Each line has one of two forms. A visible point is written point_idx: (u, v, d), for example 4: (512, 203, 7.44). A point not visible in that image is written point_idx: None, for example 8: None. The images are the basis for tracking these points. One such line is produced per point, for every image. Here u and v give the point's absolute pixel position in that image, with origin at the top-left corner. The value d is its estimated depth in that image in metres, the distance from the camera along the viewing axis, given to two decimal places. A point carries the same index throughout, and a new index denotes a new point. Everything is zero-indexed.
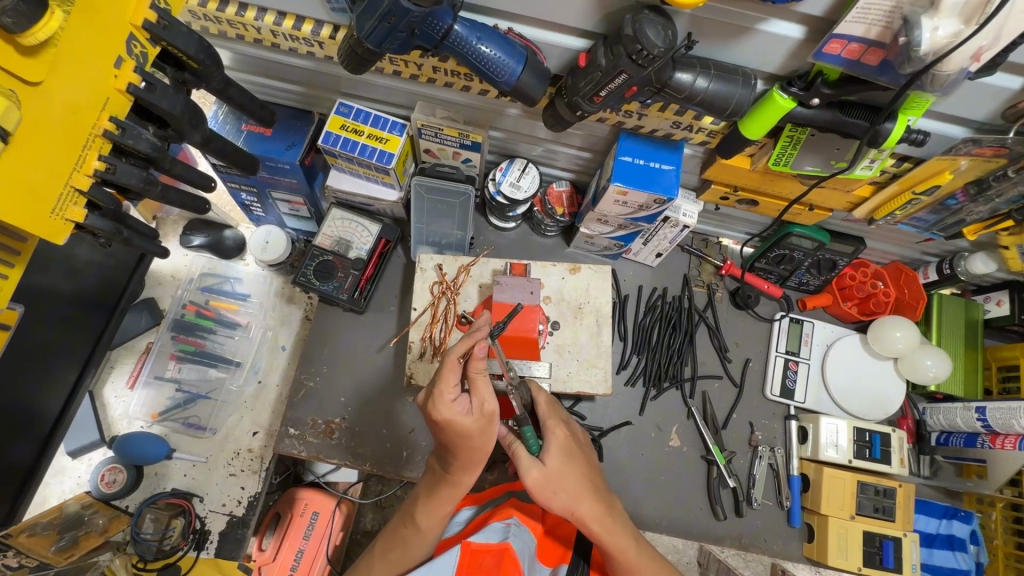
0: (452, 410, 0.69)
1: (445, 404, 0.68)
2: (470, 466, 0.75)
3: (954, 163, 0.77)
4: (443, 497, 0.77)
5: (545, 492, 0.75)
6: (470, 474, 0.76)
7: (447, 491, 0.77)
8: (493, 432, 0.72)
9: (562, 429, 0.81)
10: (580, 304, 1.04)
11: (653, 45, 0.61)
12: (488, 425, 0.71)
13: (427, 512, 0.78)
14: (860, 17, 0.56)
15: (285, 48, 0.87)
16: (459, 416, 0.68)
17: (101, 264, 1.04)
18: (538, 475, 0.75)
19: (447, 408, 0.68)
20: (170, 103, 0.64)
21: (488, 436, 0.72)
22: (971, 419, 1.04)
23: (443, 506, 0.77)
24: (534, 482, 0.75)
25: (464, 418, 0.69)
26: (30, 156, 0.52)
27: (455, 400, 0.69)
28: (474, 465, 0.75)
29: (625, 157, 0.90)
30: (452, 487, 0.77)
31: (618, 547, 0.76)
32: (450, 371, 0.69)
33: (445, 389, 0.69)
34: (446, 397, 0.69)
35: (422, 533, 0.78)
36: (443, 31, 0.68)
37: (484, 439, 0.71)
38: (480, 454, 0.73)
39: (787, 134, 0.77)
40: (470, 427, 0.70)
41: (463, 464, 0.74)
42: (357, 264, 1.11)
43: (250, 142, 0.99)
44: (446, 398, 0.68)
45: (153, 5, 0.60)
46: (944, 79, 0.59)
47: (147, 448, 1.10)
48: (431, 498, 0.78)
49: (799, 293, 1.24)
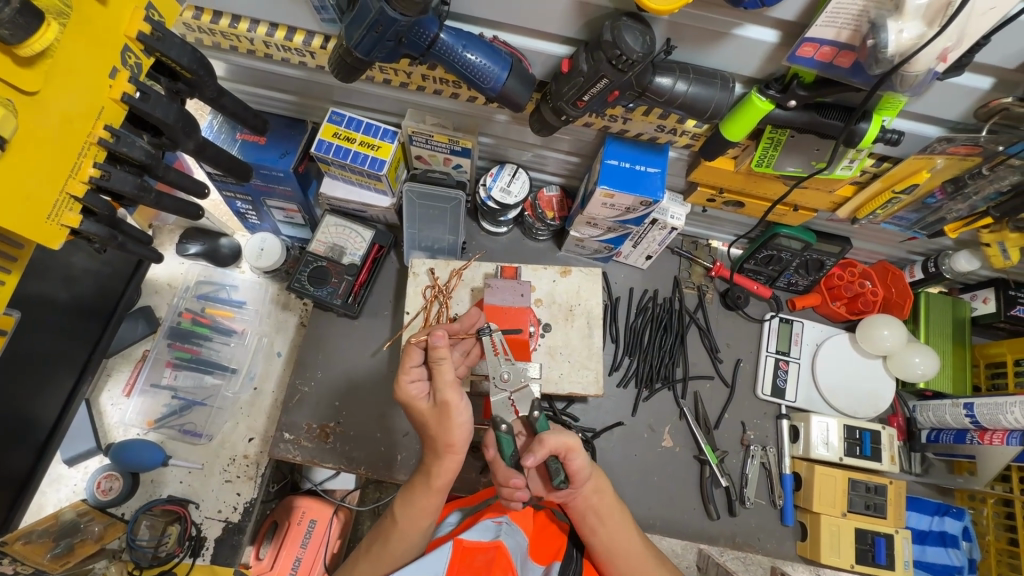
0: (410, 391, 0.79)
1: (406, 384, 0.79)
2: (438, 458, 0.78)
3: (931, 161, 0.79)
4: (417, 489, 0.79)
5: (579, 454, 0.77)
6: (442, 469, 0.78)
7: (423, 485, 0.79)
8: (450, 424, 0.76)
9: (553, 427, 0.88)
10: (571, 306, 1.05)
11: (632, 51, 0.63)
12: (443, 415, 0.77)
13: (405, 506, 0.79)
14: (830, 20, 0.58)
15: (277, 58, 0.89)
16: (412, 397, 0.78)
17: (97, 272, 1.06)
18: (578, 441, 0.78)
19: (405, 389, 0.79)
20: (163, 112, 0.65)
21: (448, 427, 0.77)
22: (959, 416, 1.06)
23: (420, 500, 0.79)
24: (578, 445, 0.77)
25: (419, 401, 0.79)
26: (25, 164, 0.54)
27: (414, 383, 0.79)
28: (439, 457, 0.78)
29: (611, 161, 0.92)
30: (428, 483, 0.79)
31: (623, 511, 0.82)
32: (410, 357, 0.79)
33: (405, 372, 0.79)
34: (406, 378, 0.79)
35: (401, 529, 0.78)
36: (430, 39, 0.70)
37: (440, 426, 0.77)
38: (442, 444, 0.77)
39: (768, 136, 0.79)
40: (426, 411, 0.78)
41: (431, 455, 0.79)
42: (350, 269, 1.12)
43: (244, 151, 1.01)
44: (405, 381, 0.79)
45: (148, 17, 0.62)
46: (912, 80, 0.61)
47: (143, 456, 1.11)
48: (411, 492, 0.80)
49: (789, 294, 1.25)
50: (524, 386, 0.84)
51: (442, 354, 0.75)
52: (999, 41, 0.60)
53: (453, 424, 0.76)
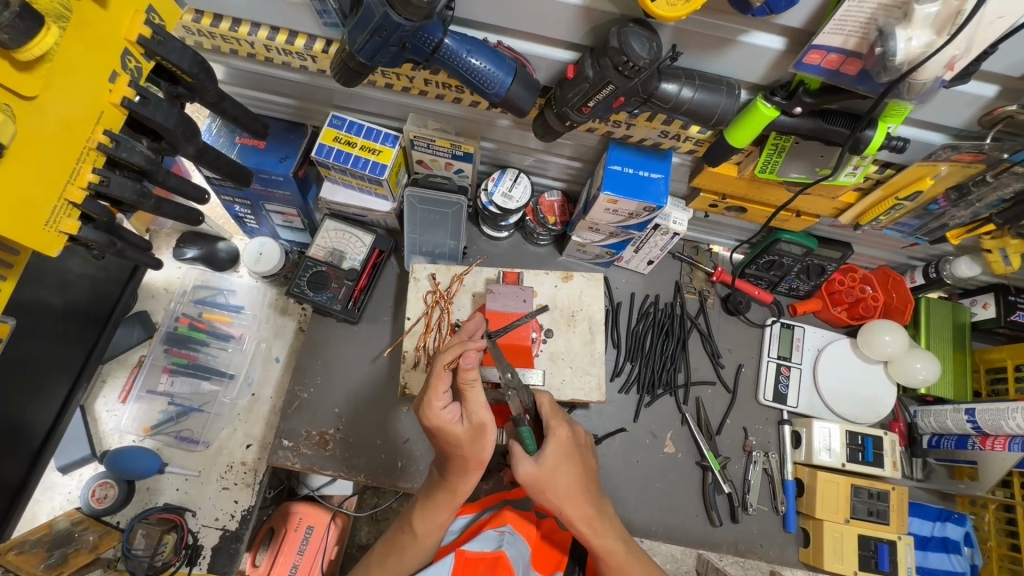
0: (442, 417, 0.72)
1: (435, 410, 0.72)
2: (464, 475, 0.76)
3: (934, 168, 0.79)
4: (440, 503, 0.77)
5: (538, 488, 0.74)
6: (467, 484, 0.76)
7: (444, 498, 0.77)
8: (485, 444, 0.73)
9: (567, 427, 0.79)
10: (573, 311, 1.05)
11: (639, 57, 0.63)
12: (479, 437, 0.72)
13: (424, 517, 0.78)
14: (837, 28, 0.58)
15: (278, 62, 0.89)
16: (448, 424, 0.71)
17: (92, 276, 1.04)
18: (531, 472, 0.74)
19: (436, 415, 0.71)
20: (163, 117, 0.64)
21: (482, 447, 0.73)
22: (961, 421, 1.06)
23: (441, 513, 0.77)
24: (526, 479, 0.74)
25: (453, 426, 0.72)
26: (21, 170, 0.53)
27: (445, 408, 0.72)
28: (466, 475, 0.75)
29: (614, 166, 0.92)
30: (450, 497, 0.77)
31: (607, 550, 0.74)
32: (440, 380, 0.71)
33: (434, 397, 0.72)
34: (436, 403, 0.72)
35: (419, 541, 0.77)
36: (433, 44, 0.70)
37: (475, 448, 0.73)
38: (474, 464, 0.74)
39: (772, 142, 0.79)
40: (460, 435, 0.72)
41: (458, 473, 0.76)
42: (350, 274, 1.11)
43: (244, 155, 1.00)
44: (435, 407, 0.72)
45: (147, 21, 0.62)
46: (919, 87, 0.61)
47: (138, 464, 1.09)
48: (428, 504, 0.79)
49: (790, 298, 1.25)
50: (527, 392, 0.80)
51: (473, 377, 0.70)
52: (1005, 49, 0.60)
53: (488, 444, 0.73)
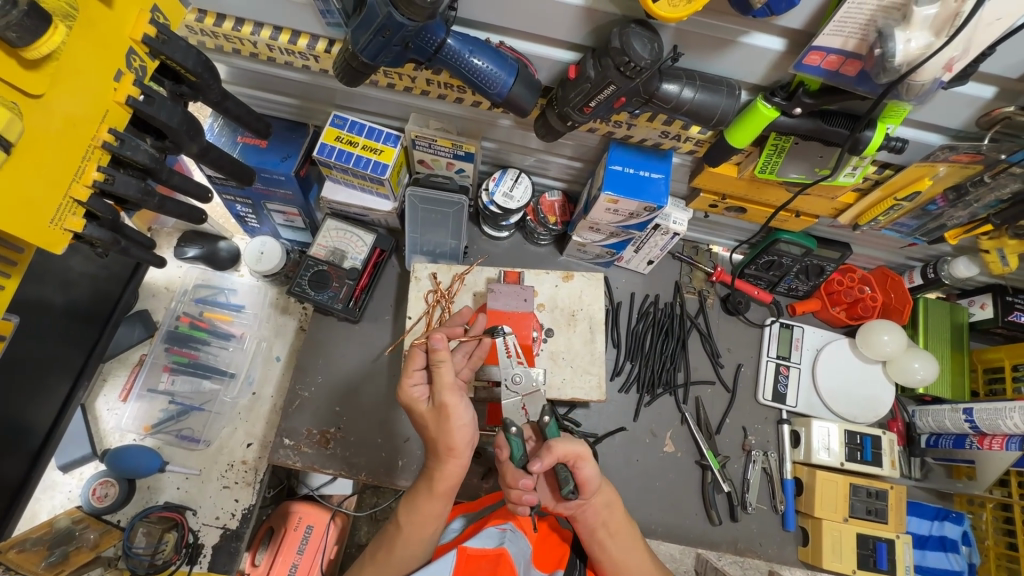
0: (412, 394, 0.79)
1: (408, 387, 0.79)
2: (439, 462, 0.78)
3: (933, 169, 0.80)
4: (419, 492, 0.79)
5: (591, 465, 0.78)
6: (443, 472, 0.78)
7: (425, 489, 0.79)
8: (449, 427, 0.77)
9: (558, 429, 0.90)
10: (573, 310, 1.05)
11: (640, 57, 0.63)
12: (442, 418, 0.77)
13: (409, 510, 0.78)
14: (838, 29, 0.59)
15: (280, 61, 0.89)
16: (415, 400, 0.78)
17: (93, 275, 1.04)
18: (587, 449, 0.78)
19: (407, 392, 0.79)
20: (167, 115, 0.65)
21: (446, 430, 0.77)
22: (959, 420, 1.06)
23: (423, 503, 0.78)
24: (590, 454, 0.77)
25: (420, 403, 0.79)
26: (28, 168, 0.53)
27: (416, 386, 0.79)
28: (441, 461, 0.78)
29: (615, 166, 0.92)
30: (430, 487, 0.78)
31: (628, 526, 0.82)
32: (413, 360, 0.78)
33: (408, 376, 0.79)
34: (409, 381, 0.79)
35: (405, 534, 0.77)
36: (436, 45, 0.70)
37: (441, 428, 0.77)
38: (443, 447, 0.77)
39: (772, 143, 0.80)
40: (426, 414, 0.78)
41: (433, 459, 0.79)
42: (351, 273, 1.12)
43: (246, 154, 1.00)
44: (407, 385, 0.79)
45: (152, 20, 0.62)
46: (918, 88, 0.61)
47: (140, 462, 1.09)
48: (413, 496, 0.80)
49: (789, 299, 1.25)
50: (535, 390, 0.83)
51: (441, 357, 0.75)
52: (1002, 51, 0.60)
53: (451, 427, 0.77)
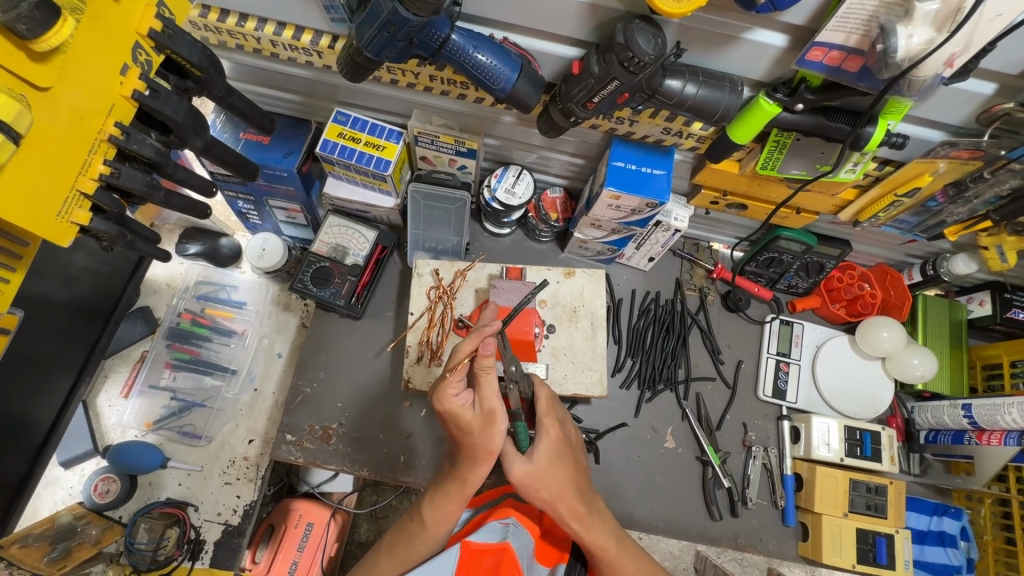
0: (455, 402, 0.72)
1: (448, 396, 0.72)
2: (474, 464, 0.75)
3: (933, 165, 0.80)
4: (449, 494, 0.77)
5: (530, 487, 0.75)
6: (476, 474, 0.76)
7: (454, 489, 0.77)
8: (495, 432, 0.73)
9: (558, 428, 0.79)
10: (575, 307, 1.06)
11: (644, 53, 0.64)
12: (490, 425, 0.72)
13: (433, 507, 0.78)
14: (840, 25, 0.60)
15: (284, 57, 0.89)
16: (459, 409, 0.72)
17: (95, 271, 1.05)
18: (522, 471, 0.75)
19: (450, 401, 0.72)
20: (173, 109, 0.65)
21: (492, 436, 0.73)
22: (958, 417, 1.07)
23: (450, 503, 0.77)
24: (517, 477, 0.75)
25: (463, 411, 0.72)
26: (36, 160, 0.53)
27: (459, 395, 0.72)
28: (477, 464, 0.75)
29: (617, 162, 0.93)
30: (461, 487, 0.77)
31: (597, 545, 0.75)
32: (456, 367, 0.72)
33: (450, 385, 0.72)
34: (451, 390, 0.72)
35: (427, 531, 0.78)
36: (441, 40, 0.71)
37: (485, 436, 0.73)
38: (483, 452, 0.74)
39: (774, 139, 0.80)
40: (471, 421, 0.72)
41: (468, 461, 0.75)
42: (353, 270, 1.12)
43: (249, 150, 1.00)
44: (448, 392, 0.72)
45: (159, 14, 0.62)
46: (919, 84, 0.62)
47: (142, 458, 1.10)
48: (439, 495, 0.79)
49: (789, 296, 1.26)
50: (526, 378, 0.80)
51: (490, 365, 0.70)
52: (1003, 47, 0.61)
53: (498, 433, 0.73)
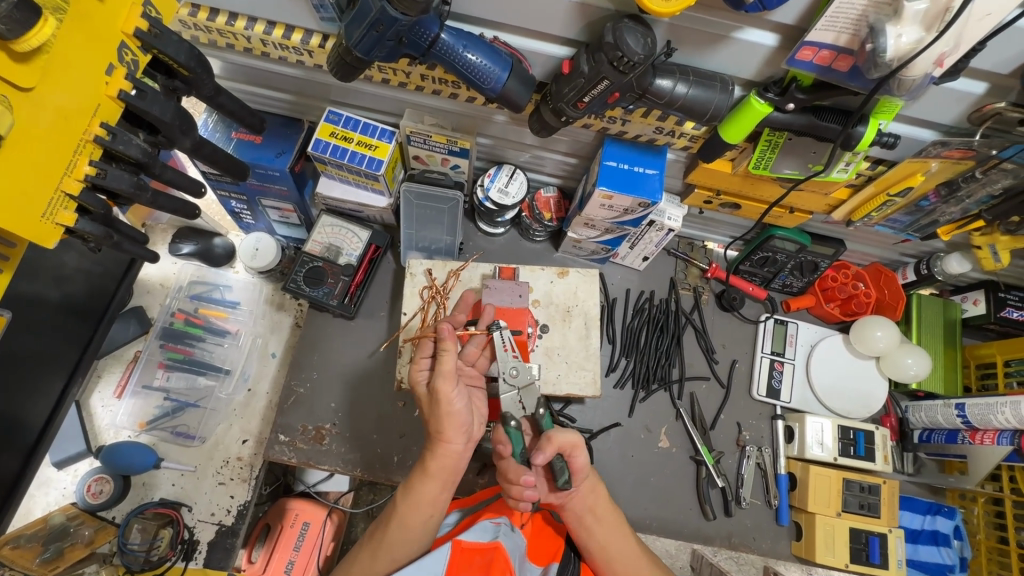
0: (415, 377, 0.82)
1: (412, 370, 0.82)
2: (432, 445, 0.79)
3: (925, 164, 0.80)
4: (412, 475, 0.80)
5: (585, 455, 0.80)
6: (435, 456, 0.79)
7: (419, 472, 0.79)
8: (442, 412, 0.77)
9: None
10: (568, 307, 1.05)
11: (633, 53, 0.63)
12: (437, 402, 0.78)
13: (405, 492, 0.78)
14: (830, 24, 0.59)
15: (275, 57, 0.89)
16: (416, 382, 0.81)
17: (88, 271, 1.04)
18: (579, 439, 0.80)
19: (412, 374, 0.82)
20: (160, 109, 0.64)
21: (440, 415, 0.78)
22: (951, 416, 1.07)
23: (417, 484, 0.78)
24: (582, 443, 0.79)
25: (421, 385, 0.82)
26: (20, 161, 0.53)
27: (421, 370, 0.82)
28: (433, 445, 0.79)
29: (609, 162, 0.92)
30: (422, 471, 0.79)
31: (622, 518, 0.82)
32: (421, 346, 0.82)
33: (414, 359, 0.82)
34: (414, 365, 0.82)
35: (402, 517, 0.77)
36: (430, 39, 0.70)
37: (435, 413, 0.78)
38: (436, 432, 0.79)
39: (766, 139, 0.80)
40: (424, 397, 0.80)
41: (428, 441, 0.81)
42: (346, 270, 1.12)
43: (240, 150, 1.00)
44: (412, 367, 0.82)
45: (145, 13, 0.62)
46: (909, 84, 0.61)
47: (135, 459, 1.09)
48: (411, 480, 0.79)
49: (783, 295, 1.26)
50: (531, 384, 0.85)
51: (441, 345, 0.77)
52: (993, 47, 0.60)
53: (444, 413, 0.77)
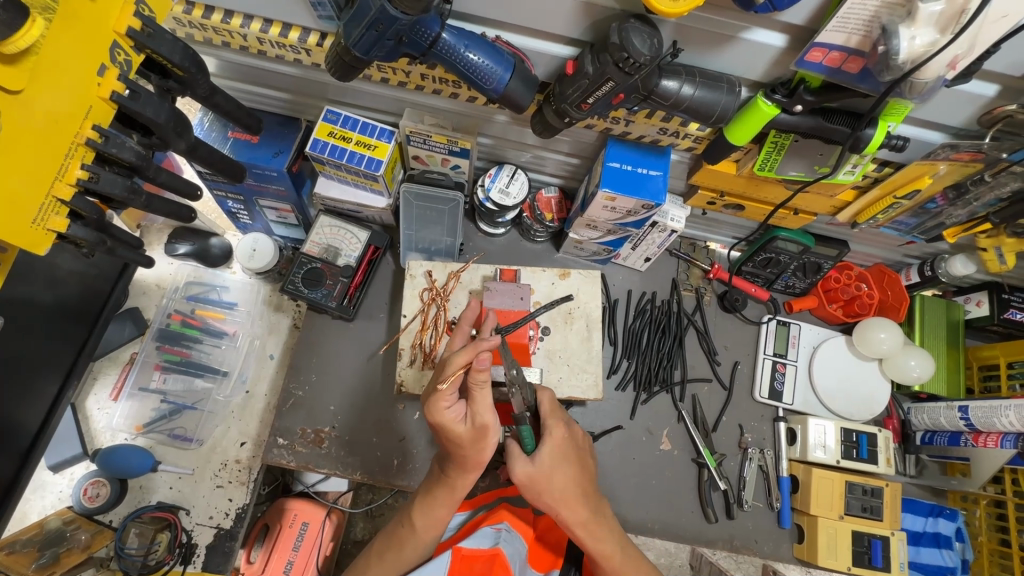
0: (446, 416, 0.70)
1: (440, 408, 0.70)
2: (463, 471, 0.75)
3: (933, 167, 0.79)
4: (437, 499, 0.77)
5: (534, 488, 0.75)
6: (466, 480, 0.76)
7: (444, 495, 0.77)
8: (486, 445, 0.71)
9: (564, 427, 0.78)
10: (570, 309, 1.04)
11: (640, 53, 0.62)
12: (482, 438, 0.70)
13: (423, 513, 0.78)
14: (840, 25, 0.58)
15: (271, 55, 0.87)
16: (451, 423, 0.70)
17: (82, 272, 1.03)
18: (525, 472, 0.74)
19: (441, 414, 0.70)
20: (154, 111, 0.63)
21: (483, 448, 0.71)
22: (954, 418, 1.06)
23: (439, 509, 0.77)
24: (521, 478, 0.74)
25: (456, 426, 0.70)
26: (9, 167, 0.51)
27: (450, 408, 0.70)
28: (467, 472, 0.74)
29: (612, 163, 0.91)
30: (450, 493, 0.76)
31: (601, 552, 0.75)
32: (449, 381, 0.69)
33: (443, 398, 0.69)
34: (443, 403, 0.70)
35: (418, 536, 0.77)
36: (431, 39, 0.68)
37: (475, 449, 0.71)
38: (473, 462, 0.73)
39: (772, 140, 0.79)
40: (462, 435, 0.71)
41: (457, 470, 0.75)
42: (345, 271, 1.10)
43: (236, 150, 0.98)
44: (441, 405, 0.70)
45: (137, 12, 0.60)
46: (921, 86, 0.60)
47: (132, 461, 1.08)
48: (428, 499, 0.78)
49: (786, 295, 1.25)
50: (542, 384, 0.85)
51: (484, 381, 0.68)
52: (1007, 49, 0.59)
53: (490, 445, 0.72)
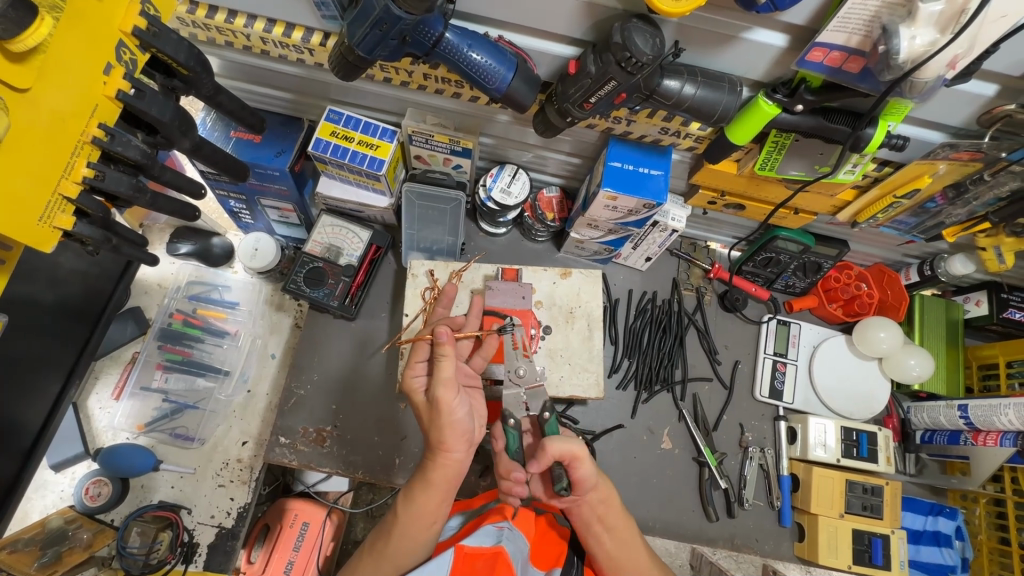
0: (413, 383, 0.82)
1: (410, 376, 0.82)
2: (432, 455, 0.79)
3: (933, 166, 0.79)
4: (414, 488, 0.78)
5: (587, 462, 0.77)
6: (437, 468, 0.78)
7: (420, 484, 0.78)
8: (442, 423, 0.77)
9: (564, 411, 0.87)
10: (571, 308, 1.05)
11: (642, 53, 0.62)
12: (436, 412, 0.77)
13: (407, 505, 0.77)
14: (841, 25, 0.58)
15: (274, 54, 0.87)
16: (414, 389, 0.81)
17: (84, 271, 1.03)
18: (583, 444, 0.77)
19: (410, 380, 0.82)
20: (158, 110, 0.63)
21: (439, 425, 0.77)
22: (954, 417, 1.07)
23: (429, 503, 0.77)
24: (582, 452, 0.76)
25: (418, 392, 0.81)
26: (16, 164, 0.52)
27: (418, 376, 0.82)
28: (433, 454, 0.79)
29: (614, 163, 0.91)
30: (424, 481, 0.78)
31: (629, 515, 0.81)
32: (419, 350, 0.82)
33: (412, 365, 0.82)
34: (412, 370, 0.82)
35: (401, 527, 0.76)
36: (434, 38, 0.69)
37: (433, 423, 0.78)
38: (436, 444, 0.78)
39: (773, 140, 0.79)
40: (422, 405, 0.80)
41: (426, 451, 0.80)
42: (347, 271, 1.10)
43: (239, 149, 0.99)
44: (410, 372, 0.82)
45: (143, 12, 0.60)
46: (922, 86, 0.61)
47: (134, 461, 1.08)
48: (412, 489, 0.79)
49: (786, 295, 1.26)
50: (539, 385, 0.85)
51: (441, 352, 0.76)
52: (1005, 49, 0.60)
53: (444, 423, 0.77)
